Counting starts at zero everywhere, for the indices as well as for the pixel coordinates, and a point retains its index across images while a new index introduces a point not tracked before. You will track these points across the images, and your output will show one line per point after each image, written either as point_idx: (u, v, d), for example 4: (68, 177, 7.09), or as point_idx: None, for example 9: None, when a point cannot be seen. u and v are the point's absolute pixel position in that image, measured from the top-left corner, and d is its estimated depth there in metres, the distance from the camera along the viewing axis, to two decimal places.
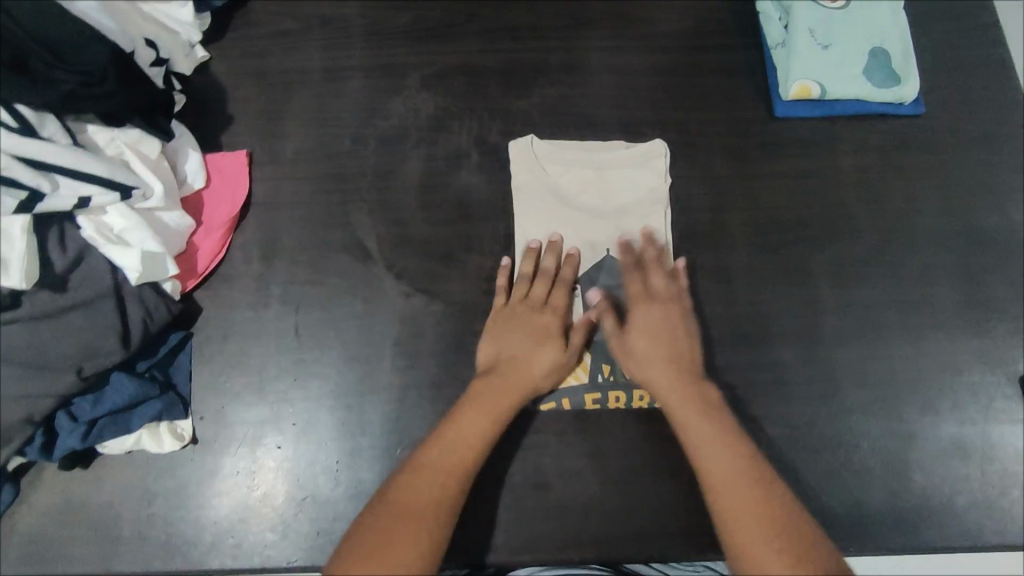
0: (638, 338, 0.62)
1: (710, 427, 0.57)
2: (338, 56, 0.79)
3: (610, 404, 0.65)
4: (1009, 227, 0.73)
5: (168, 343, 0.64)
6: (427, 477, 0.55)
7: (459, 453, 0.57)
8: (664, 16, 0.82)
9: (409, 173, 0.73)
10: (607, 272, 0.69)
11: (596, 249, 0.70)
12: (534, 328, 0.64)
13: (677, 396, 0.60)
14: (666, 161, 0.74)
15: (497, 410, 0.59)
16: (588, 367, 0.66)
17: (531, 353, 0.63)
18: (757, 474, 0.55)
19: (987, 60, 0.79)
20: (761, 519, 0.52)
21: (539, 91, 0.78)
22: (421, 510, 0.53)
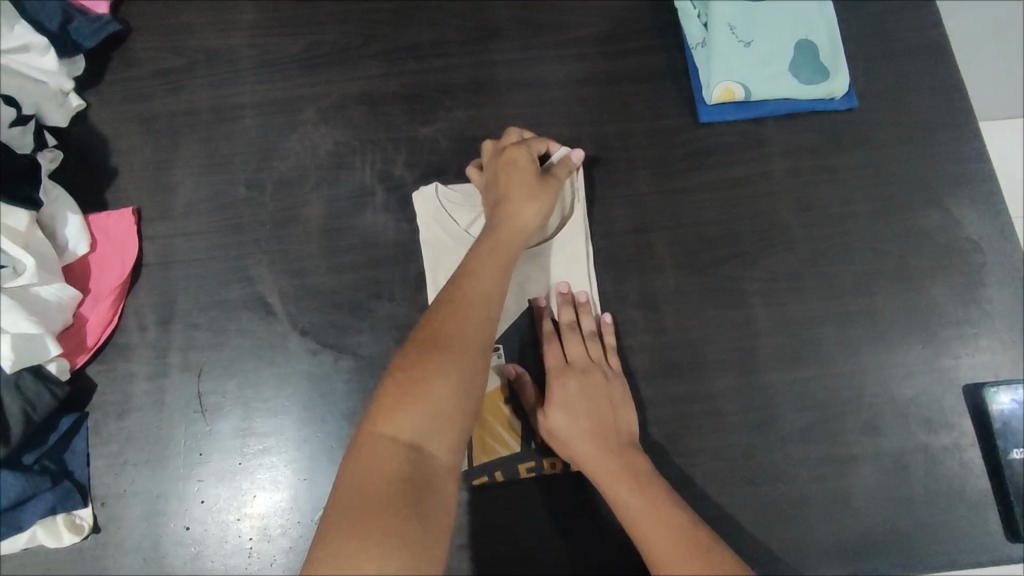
0: (559, 414, 0.58)
1: (642, 500, 0.55)
2: (228, 93, 0.73)
3: (547, 471, 0.61)
4: (947, 224, 0.69)
5: (58, 429, 0.60)
6: (452, 315, 0.52)
7: (477, 295, 0.54)
8: (577, 20, 0.76)
9: (310, 217, 0.68)
10: (529, 326, 0.65)
11: (517, 302, 0.65)
12: (525, 168, 0.62)
13: (603, 472, 0.56)
14: (581, 186, 0.68)
15: (504, 244, 0.58)
16: (519, 436, 0.62)
17: (528, 194, 0.61)
18: (696, 544, 0.52)
19: (920, 44, 0.74)
20: None
21: (446, 115, 0.72)
22: (454, 344, 0.50)
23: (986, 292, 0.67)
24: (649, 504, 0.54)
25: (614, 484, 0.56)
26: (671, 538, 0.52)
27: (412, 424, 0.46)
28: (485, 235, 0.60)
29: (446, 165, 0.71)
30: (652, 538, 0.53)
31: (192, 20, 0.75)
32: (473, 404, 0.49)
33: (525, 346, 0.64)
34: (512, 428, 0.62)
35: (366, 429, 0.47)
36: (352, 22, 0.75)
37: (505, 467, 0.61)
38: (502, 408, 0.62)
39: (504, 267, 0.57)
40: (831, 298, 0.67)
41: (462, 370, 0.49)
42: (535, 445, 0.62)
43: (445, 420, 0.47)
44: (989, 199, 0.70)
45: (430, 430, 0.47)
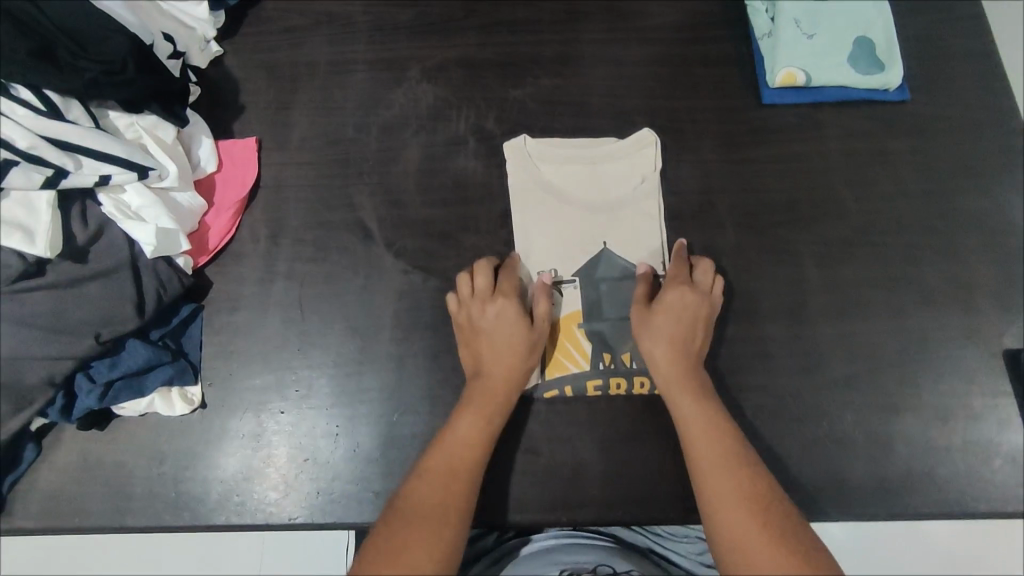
0: (660, 311, 0.66)
1: (699, 402, 0.61)
2: (343, 50, 0.83)
3: (612, 391, 0.68)
4: (991, 207, 0.75)
5: (180, 314, 0.68)
6: (431, 480, 0.57)
7: (459, 454, 0.60)
8: (655, 9, 0.85)
9: (408, 158, 0.77)
10: (603, 266, 0.72)
11: (595, 243, 0.73)
12: (491, 316, 0.66)
13: (676, 369, 0.63)
14: (655, 149, 0.77)
15: (491, 405, 0.63)
16: (589, 356, 0.69)
17: (503, 346, 0.65)
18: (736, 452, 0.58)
19: (972, 50, 0.81)
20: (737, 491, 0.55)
21: (534, 82, 0.81)
22: (437, 512, 0.55)
23: None
24: (707, 416, 0.60)
25: (680, 391, 0.62)
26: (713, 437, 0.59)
27: None
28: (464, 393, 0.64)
29: (531, 123, 0.79)
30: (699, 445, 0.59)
31: None
32: (449, 574, 0.53)
33: (597, 281, 0.71)
34: (584, 349, 0.69)
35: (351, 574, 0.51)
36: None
37: (574, 382, 0.68)
38: (576, 331, 0.70)
39: (486, 431, 0.62)
40: (881, 266, 0.72)
41: (442, 540, 0.53)
42: (602, 366, 0.69)
43: None
44: None
45: None
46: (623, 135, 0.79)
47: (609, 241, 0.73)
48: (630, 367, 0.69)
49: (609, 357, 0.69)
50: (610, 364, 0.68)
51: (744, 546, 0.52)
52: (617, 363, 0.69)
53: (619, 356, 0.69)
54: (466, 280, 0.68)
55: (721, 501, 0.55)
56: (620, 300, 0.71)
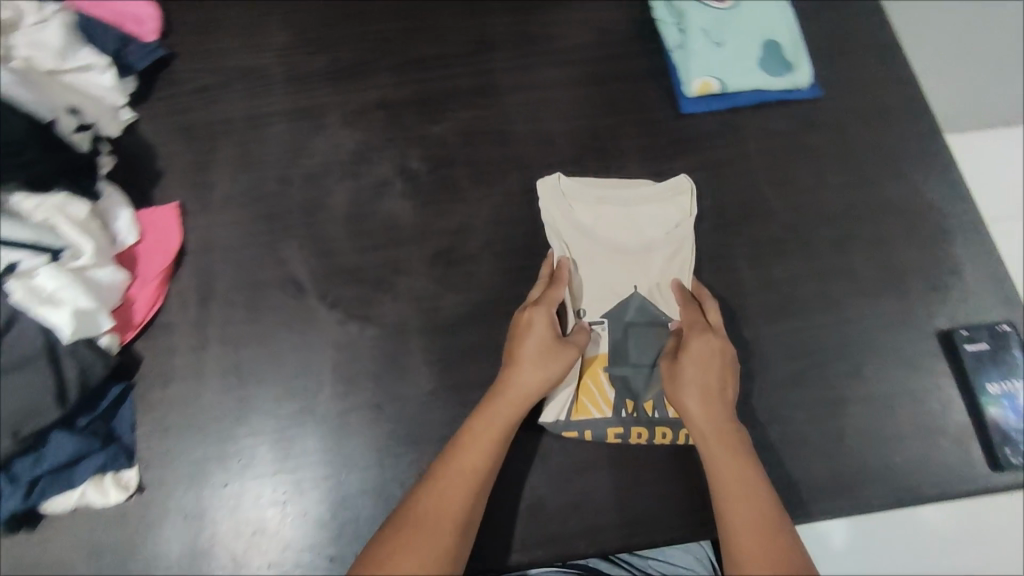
0: (689, 364, 0.64)
1: (734, 457, 0.60)
2: (260, 104, 0.83)
3: (632, 440, 0.68)
4: (910, 191, 0.77)
5: (109, 396, 0.65)
6: (447, 488, 0.58)
7: (470, 464, 0.59)
8: (567, 32, 0.86)
9: (336, 206, 0.76)
10: (635, 310, 0.72)
11: (625, 286, 0.73)
12: (525, 321, 0.66)
13: (711, 425, 0.62)
14: (691, 198, 0.75)
15: (509, 420, 0.62)
16: (611, 403, 0.69)
17: (529, 356, 0.64)
18: (771, 510, 0.57)
19: (871, 40, 0.84)
20: (771, 552, 0.55)
21: (454, 116, 0.81)
22: (439, 523, 0.56)
23: (951, 249, 0.74)
24: (742, 476, 0.59)
25: (717, 451, 0.61)
26: (749, 497, 0.58)
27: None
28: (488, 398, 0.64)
29: (456, 157, 0.79)
30: (738, 509, 0.58)
31: (228, 45, 0.86)
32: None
33: (627, 324, 0.72)
34: (607, 396, 0.69)
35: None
36: (368, 42, 0.86)
37: (594, 429, 0.68)
38: (600, 374, 0.70)
39: (498, 449, 0.61)
40: (813, 260, 0.73)
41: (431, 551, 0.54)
42: (624, 414, 0.69)
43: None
44: (948, 169, 0.78)
45: None
46: (549, 159, 0.79)
47: (639, 284, 0.73)
48: (653, 415, 0.69)
49: (632, 405, 0.69)
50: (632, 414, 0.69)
51: None
52: (639, 413, 0.69)
53: (642, 405, 0.69)
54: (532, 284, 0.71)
55: (753, 558, 0.55)
56: (648, 346, 0.71)
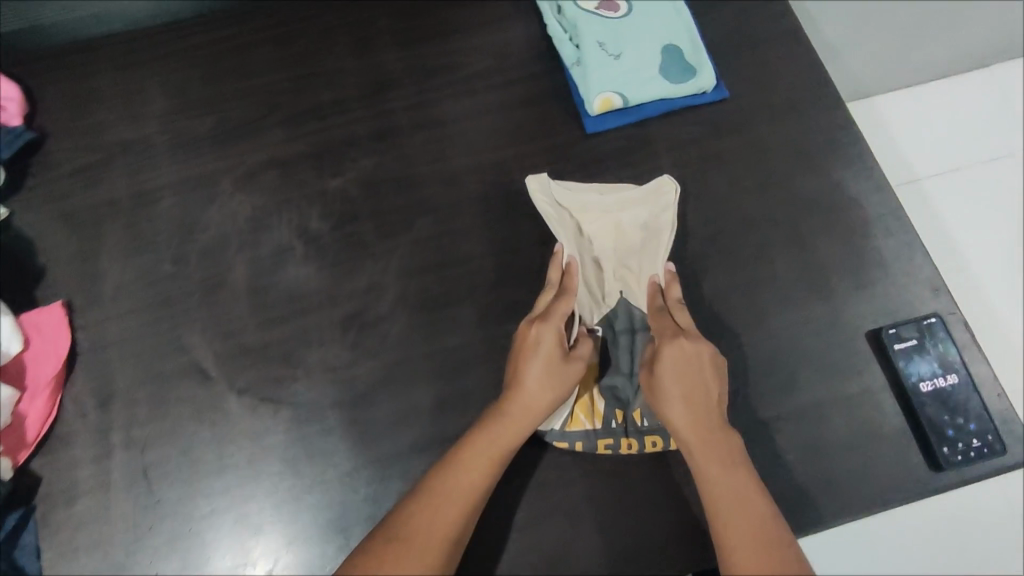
0: (667, 369, 0.62)
1: (719, 463, 0.58)
2: (145, 179, 0.77)
3: (624, 451, 0.67)
4: (828, 187, 0.74)
5: (4, 527, 0.62)
6: (429, 513, 0.56)
7: (462, 485, 0.58)
8: (464, 60, 0.82)
9: (235, 281, 0.72)
10: (623, 316, 0.72)
11: (613, 295, 0.74)
12: (533, 335, 0.64)
13: (693, 430, 0.60)
14: (676, 196, 0.73)
15: (508, 442, 0.60)
16: (601, 415, 0.69)
17: (534, 373, 0.62)
18: (761, 514, 0.56)
19: (775, 31, 0.82)
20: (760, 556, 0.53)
21: (353, 166, 0.76)
22: (417, 551, 0.54)
23: (874, 243, 0.72)
24: (731, 479, 0.57)
25: (701, 456, 0.59)
26: (737, 500, 0.56)
27: None
28: (490, 414, 0.61)
29: (358, 210, 0.74)
30: (724, 517, 0.56)
31: (106, 118, 0.81)
32: None
33: (618, 333, 0.72)
34: (597, 407, 0.69)
35: None
36: (257, 97, 0.81)
37: (586, 441, 0.67)
38: (593, 386, 0.71)
39: (493, 474, 0.59)
40: (737, 272, 0.71)
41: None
42: (614, 425, 0.69)
43: None
44: (865, 159, 0.76)
45: None
46: (457, 199, 0.74)
47: (627, 291, 0.73)
48: (642, 424, 0.69)
49: (621, 415, 0.69)
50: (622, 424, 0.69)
51: None
52: (629, 423, 0.69)
53: (631, 414, 0.69)
54: (543, 291, 0.69)
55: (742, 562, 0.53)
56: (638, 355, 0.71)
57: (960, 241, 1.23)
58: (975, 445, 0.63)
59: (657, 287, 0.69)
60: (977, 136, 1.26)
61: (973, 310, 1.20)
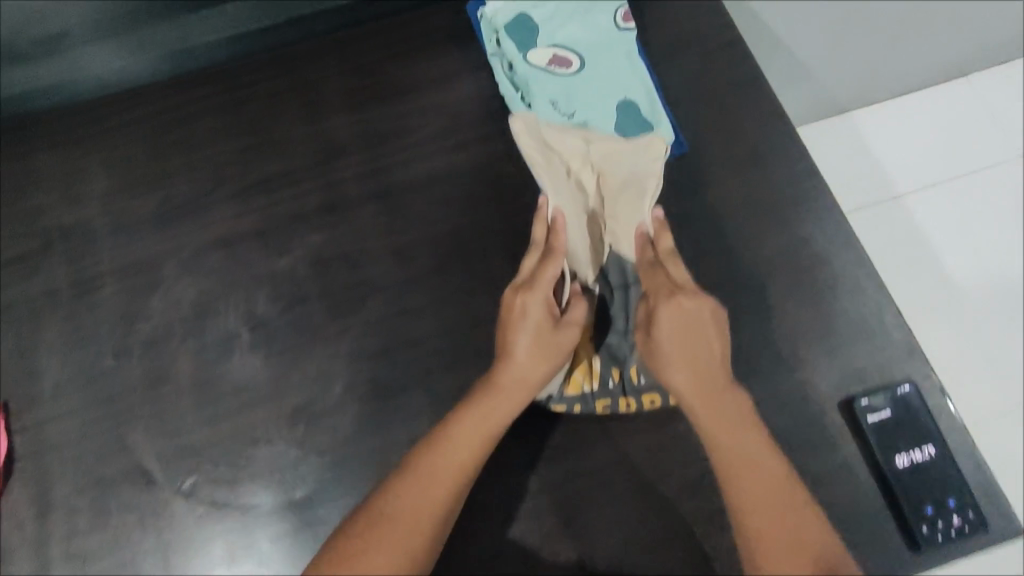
0: (670, 337, 0.60)
1: (735, 434, 0.57)
2: (84, 265, 0.74)
3: (621, 409, 0.68)
4: (795, 246, 0.72)
5: None
6: (419, 489, 0.56)
7: (453, 460, 0.57)
8: (415, 123, 0.79)
9: (180, 374, 0.68)
10: (616, 271, 0.72)
11: (603, 250, 0.73)
12: (520, 304, 0.62)
13: (704, 401, 0.58)
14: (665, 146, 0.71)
15: (500, 416, 0.60)
16: (599, 374, 0.69)
17: (524, 343, 0.61)
18: (778, 483, 0.55)
19: (736, 79, 0.79)
20: (775, 530, 0.53)
21: (302, 242, 0.73)
22: (407, 527, 0.54)
23: (843, 305, 0.69)
24: (744, 449, 0.56)
25: (714, 425, 0.57)
26: (753, 472, 0.55)
27: None
28: (482, 387, 0.61)
29: (307, 291, 0.71)
30: (739, 488, 0.55)
31: (45, 201, 0.78)
32: None
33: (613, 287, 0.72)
34: (594, 368, 0.69)
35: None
36: (200, 170, 0.78)
37: (584, 404, 0.68)
38: (590, 346, 0.70)
39: (485, 447, 0.59)
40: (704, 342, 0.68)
41: (398, 552, 0.53)
42: (612, 383, 0.69)
43: None
44: (834, 214, 0.73)
45: None
46: (409, 276, 0.71)
47: (617, 245, 0.72)
48: (639, 382, 0.68)
49: (617, 373, 0.69)
50: (620, 381, 0.69)
51: None
52: (627, 381, 0.69)
53: (628, 373, 0.69)
54: (529, 252, 0.67)
55: (764, 539, 0.53)
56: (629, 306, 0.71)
57: (948, 262, 1.18)
58: (955, 523, 0.61)
59: (647, 239, 0.68)
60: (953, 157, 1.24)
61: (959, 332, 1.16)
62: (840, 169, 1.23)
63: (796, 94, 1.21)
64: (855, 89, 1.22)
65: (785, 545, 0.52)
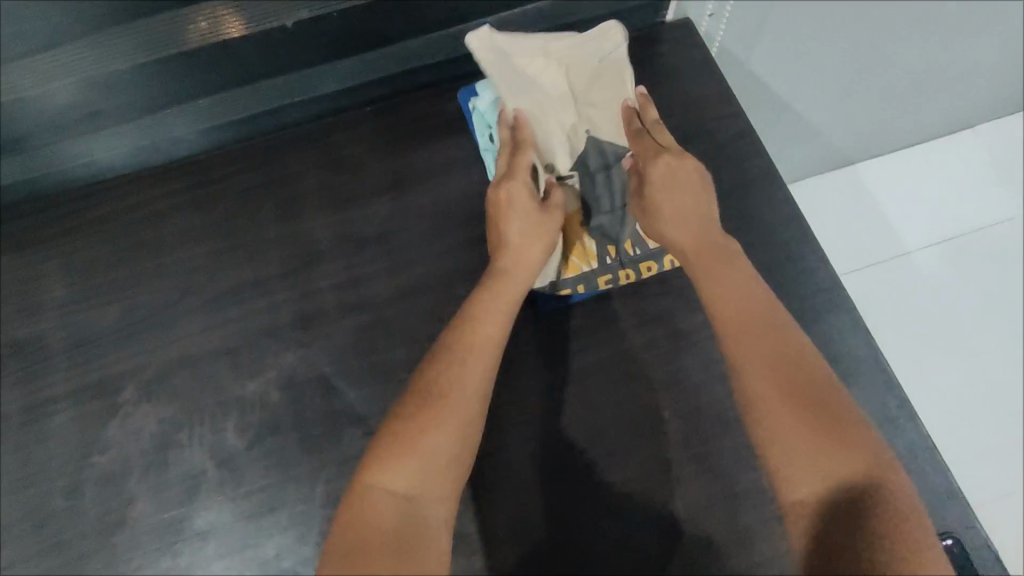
0: (660, 190, 0.60)
1: (738, 282, 0.53)
2: (37, 388, 0.68)
3: (622, 282, 0.68)
4: None
5: None
6: (448, 362, 0.51)
7: (475, 337, 0.54)
8: (400, 223, 0.73)
9: (137, 518, 0.62)
10: (594, 156, 0.70)
11: (580, 135, 0.70)
12: (510, 192, 0.61)
13: (699, 249, 0.57)
14: (620, 30, 0.69)
15: (514, 290, 0.58)
16: (594, 254, 0.68)
17: (524, 226, 0.60)
18: (788, 330, 0.50)
19: (748, 176, 0.73)
20: (794, 383, 0.46)
21: (274, 363, 0.67)
22: (457, 401, 0.49)
23: None
24: (750, 291, 0.53)
25: (709, 264, 0.55)
26: (764, 316, 0.51)
27: (405, 476, 0.45)
28: (489, 273, 0.59)
29: (279, 421, 0.65)
30: (741, 322, 0.50)
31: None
32: (465, 458, 0.49)
33: (593, 172, 0.69)
34: (589, 249, 0.68)
35: (356, 482, 0.45)
36: (167, 276, 0.72)
37: (586, 283, 0.67)
38: (580, 229, 0.68)
39: (508, 317, 0.56)
40: (712, 483, 0.62)
41: (453, 422, 0.48)
42: (611, 259, 0.68)
43: (431, 464, 0.46)
44: (853, 329, 0.67)
45: (427, 482, 0.46)
46: (391, 400, 0.65)
47: (595, 132, 0.70)
48: (635, 253, 0.68)
49: (614, 250, 0.68)
50: (617, 256, 0.68)
51: (807, 454, 0.43)
52: (623, 256, 0.68)
53: (624, 246, 0.68)
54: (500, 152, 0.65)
55: (760, 378, 0.47)
56: (615, 185, 0.69)
57: (960, 326, 1.09)
58: None
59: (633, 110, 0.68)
60: (984, 216, 1.14)
61: (970, 405, 1.05)
62: (850, 227, 1.13)
63: (796, 152, 1.14)
64: (860, 146, 1.17)
65: (784, 363, 0.47)
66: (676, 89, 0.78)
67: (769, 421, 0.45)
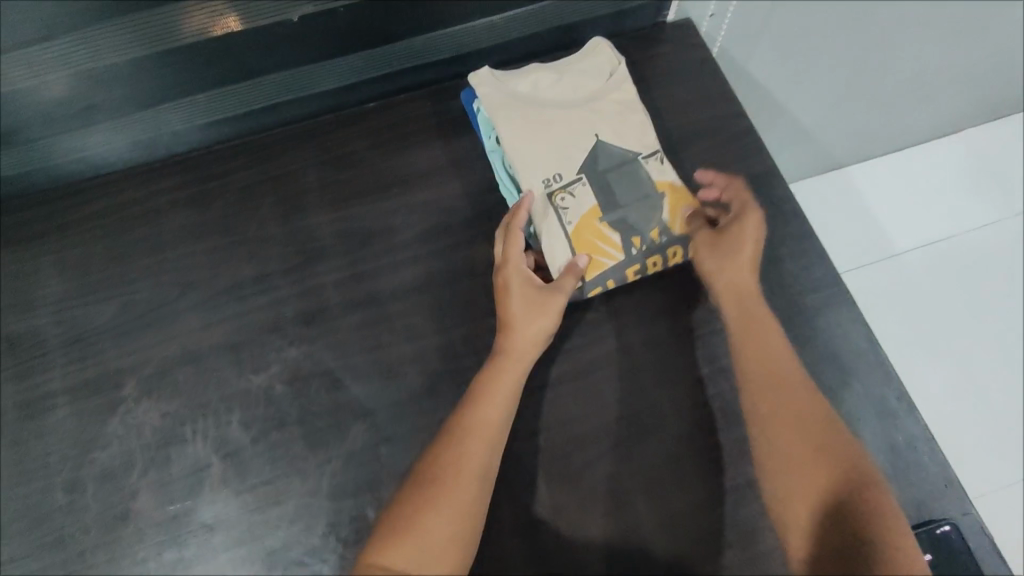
0: (732, 248, 0.63)
1: (782, 358, 0.58)
2: (34, 383, 0.67)
3: (650, 271, 0.68)
4: (813, 361, 0.67)
5: None
6: (452, 447, 0.55)
7: (479, 419, 0.57)
8: (404, 220, 0.73)
9: (138, 513, 0.61)
10: (601, 156, 0.70)
11: (585, 136, 0.70)
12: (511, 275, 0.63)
13: (751, 312, 0.61)
14: (611, 49, 0.74)
15: (516, 368, 0.60)
16: (619, 245, 0.67)
17: (526, 303, 0.62)
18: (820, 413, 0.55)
19: (749, 176, 0.75)
20: (819, 460, 0.53)
21: (278, 357, 0.67)
22: (457, 486, 0.53)
23: (865, 429, 0.64)
24: (788, 368, 0.58)
25: (760, 331, 0.60)
26: (803, 396, 0.56)
27: (408, 556, 0.50)
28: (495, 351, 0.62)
29: (285, 415, 0.64)
30: (785, 397, 0.56)
31: None
32: (468, 537, 0.52)
33: (603, 172, 0.69)
34: (613, 241, 0.67)
35: (369, 556, 0.51)
36: (168, 273, 0.71)
37: (614, 277, 0.67)
38: (599, 225, 0.67)
39: (512, 397, 0.58)
40: (716, 475, 0.63)
41: (454, 507, 0.52)
42: (636, 250, 0.67)
43: (431, 545, 0.50)
44: (852, 324, 0.68)
45: (427, 563, 0.50)
46: (397, 396, 0.65)
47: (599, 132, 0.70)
48: (661, 242, 0.67)
49: (639, 241, 0.67)
50: (643, 247, 0.67)
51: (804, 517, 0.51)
52: (648, 245, 0.67)
53: (648, 236, 0.67)
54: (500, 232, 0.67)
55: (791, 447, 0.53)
56: (630, 182, 0.69)
57: (948, 320, 1.11)
58: None
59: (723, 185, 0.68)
60: (973, 219, 1.17)
61: (960, 398, 1.08)
62: (841, 228, 1.16)
63: (790, 156, 1.16)
64: (854, 148, 1.19)
65: (794, 433, 0.54)
66: (677, 91, 0.79)
67: (782, 489, 0.53)
